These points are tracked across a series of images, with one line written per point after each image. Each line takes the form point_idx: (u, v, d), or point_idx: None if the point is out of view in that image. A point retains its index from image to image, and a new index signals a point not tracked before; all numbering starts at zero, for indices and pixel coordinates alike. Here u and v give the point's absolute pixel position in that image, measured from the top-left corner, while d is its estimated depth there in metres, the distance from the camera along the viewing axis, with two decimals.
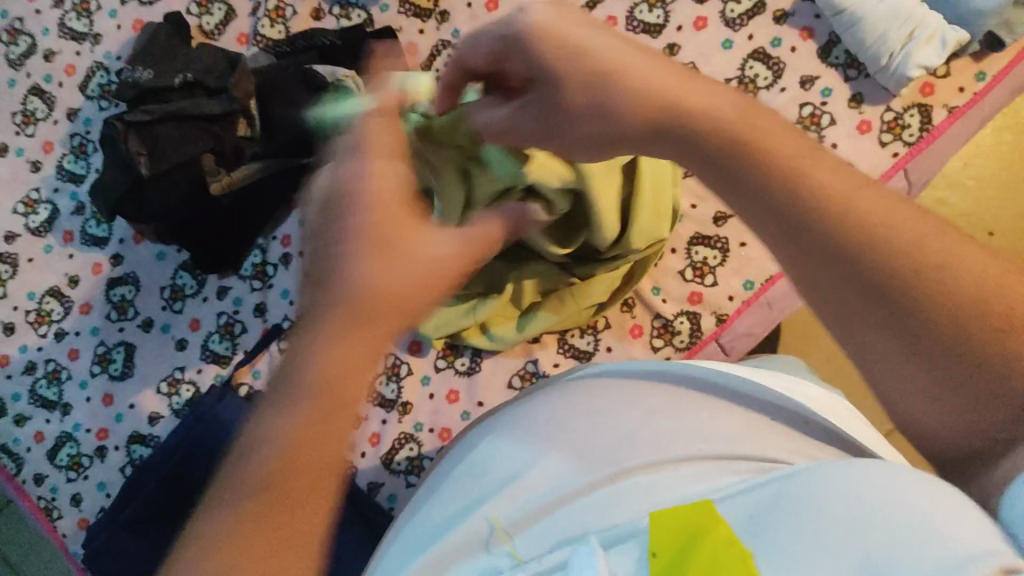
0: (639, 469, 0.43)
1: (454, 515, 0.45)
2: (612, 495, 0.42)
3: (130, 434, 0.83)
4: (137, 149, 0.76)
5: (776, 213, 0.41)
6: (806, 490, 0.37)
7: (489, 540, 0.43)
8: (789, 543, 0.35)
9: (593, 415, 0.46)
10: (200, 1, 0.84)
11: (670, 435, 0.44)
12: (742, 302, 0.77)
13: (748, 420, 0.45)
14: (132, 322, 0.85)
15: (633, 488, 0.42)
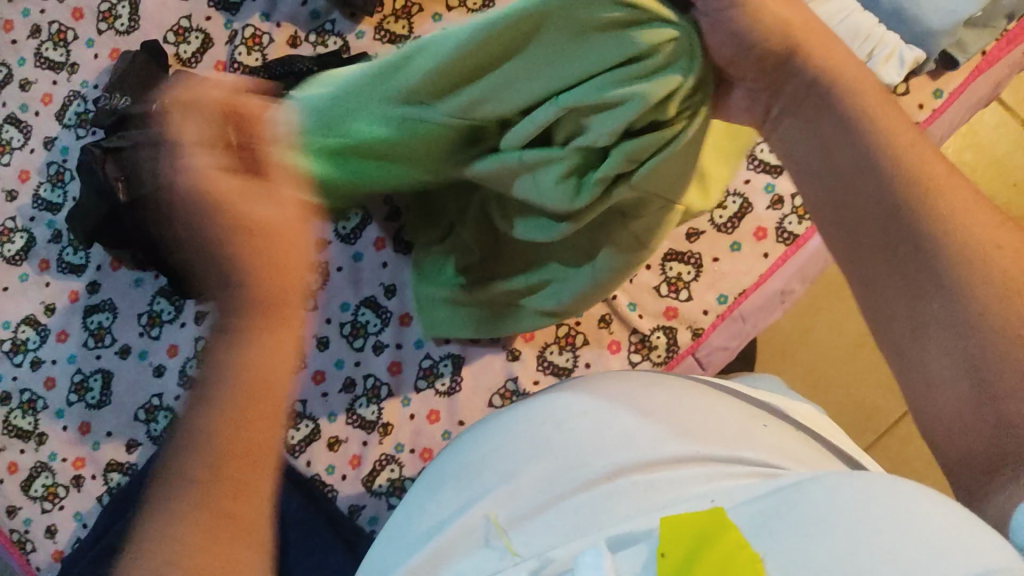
0: (636, 469, 0.42)
1: (452, 512, 0.44)
2: (612, 495, 0.41)
3: (107, 462, 0.83)
4: (115, 175, 0.75)
5: (901, 218, 0.42)
6: (812, 495, 0.36)
7: (486, 536, 0.42)
8: (794, 544, 0.34)
9: (593, 414, 0.45)
10: (177, 30, 0.85)
11: (675, 437, 0.43)
12: (717, 315, 0.79)
13: (744, 422, 0.44)
14: (109, 349, 0.84)
15: (631, 488, 0.41)
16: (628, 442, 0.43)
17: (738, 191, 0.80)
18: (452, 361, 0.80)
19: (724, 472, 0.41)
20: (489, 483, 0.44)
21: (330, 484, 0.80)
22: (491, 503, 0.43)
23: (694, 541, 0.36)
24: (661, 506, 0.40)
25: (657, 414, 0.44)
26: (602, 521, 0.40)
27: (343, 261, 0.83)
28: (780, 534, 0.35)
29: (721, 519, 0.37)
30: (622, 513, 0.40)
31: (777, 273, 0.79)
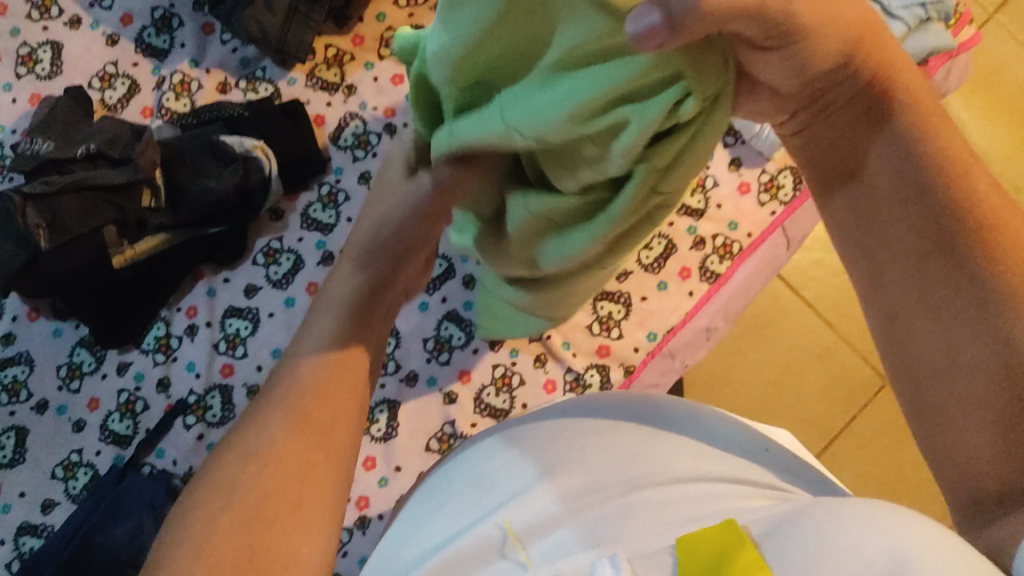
0: (649, 487, 0.44)
1: (460, 529, 0.44)
2: (626, 511, 0.43)
3: (20, 525, 0.78)
4: (36, 221, 0.72)
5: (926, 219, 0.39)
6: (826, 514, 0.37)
7: (500, 547, 0.43)
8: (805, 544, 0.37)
9: (604, 432, 0.47)
10: (102, 75, 0.84)
11: (682, 462, 0.46)
12: (647, 352, 0.81)
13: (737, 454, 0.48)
14: (24, 404, 0.80)
15: (647, 503, 0.43)
16: (638, 462, 0.46)
17: (662, 233, 0.83)
18: (388, 406, 0.80)
19: (732, 493, 0.44)
20: (496, 498, 0.45)
21: None
22: (504, 513, 0.44)
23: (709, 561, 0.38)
24: (675, 524, 0.42)
25: (661, 438, 0.48)
26: (617, 537, 0.42)
27: (275, 306, 0.82)
28: (795, 555, 0.37)
29: (734, 538, 0.39)
30: (640, 533, 0.42)
31: (702, 311, 0.82)
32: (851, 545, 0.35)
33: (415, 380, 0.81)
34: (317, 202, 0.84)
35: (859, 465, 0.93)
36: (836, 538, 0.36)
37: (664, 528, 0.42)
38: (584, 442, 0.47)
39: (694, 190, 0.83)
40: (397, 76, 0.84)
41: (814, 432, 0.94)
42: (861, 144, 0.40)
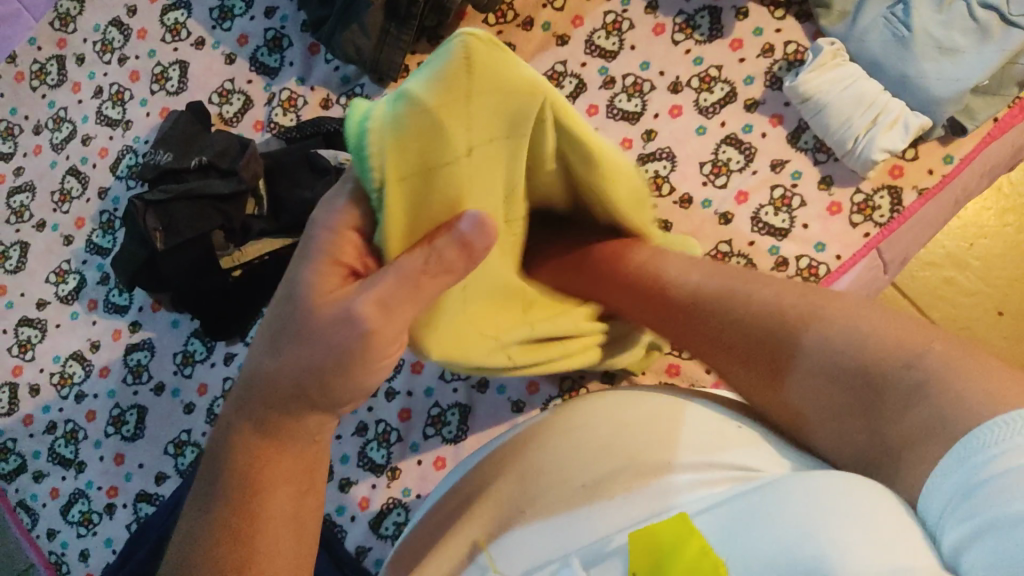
0: (618, 485, 0.51)
1: (462, 531, 0.55)
2: (591, 514, 0.50)
3: (138, 492, 0.88)
4: (154, 226, 0.82)
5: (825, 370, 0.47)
6: (776, 499, 0.43)
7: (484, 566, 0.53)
8: (756, 541, 0.42)
9: (571, 433, 0.53)
10: (221, 92, 0.92)
11: (637, 459, 0.51)
12: (720, 375, 0.79)
13: (718, 435, 0.50)
14: (145, 385, 0.90)
15: (614, 500, 0.50)
16: (594, 467, 0.51)
17: (741, 252, 0.80)
18: (458, 410, 0.83)
19: (705, 479, 0.48)
20: (485, 511, 0.54)
21: (340, 524, 0.84)
22: (479, 532, 0.54)
23: (663, 548, 0.45)
24: (640, 518, 0.49)
25: (621, 432, 0.52)
26: (580, 532, 0.50)
27: None
28: (739, 547, 0.43)
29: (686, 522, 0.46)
30: (599, 525, 0.50)
31: None
32: (775, 528, 0.42)
33: (486, 387, 0.83)
34: None
35: None
36: (775, 516, 0.43)
37: (624, 524, 0.49)
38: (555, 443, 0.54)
39: (777, 209, 0.80)
40: None
41: None
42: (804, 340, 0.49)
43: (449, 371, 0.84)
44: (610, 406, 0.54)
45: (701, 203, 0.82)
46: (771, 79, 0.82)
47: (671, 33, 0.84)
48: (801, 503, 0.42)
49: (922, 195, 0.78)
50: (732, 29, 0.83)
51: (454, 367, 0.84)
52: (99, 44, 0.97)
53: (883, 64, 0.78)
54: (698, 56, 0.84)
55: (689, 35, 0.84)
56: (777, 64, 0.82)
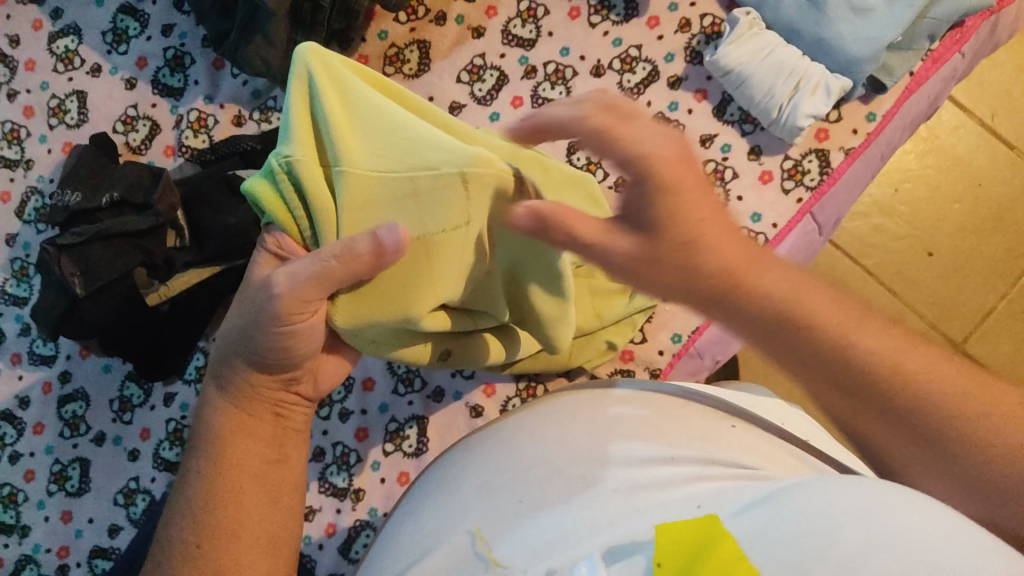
0: (619, 473, 0.47)
1: (432, 535, 0.48)
2: (588, 497, 0.46)
3: (91, 548, 0.84)
4: (70, 270, 0.77)
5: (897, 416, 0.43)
6: (797, 505, 0.40)
7: (472, 551, 0.45)
8: (786, 539, 0.39)
9: (564, 426, 0.51)
10: (124, 119, 0.87)
11: (647, 445, 0.48)
12: (673, 354, 0.80)
13: (711, 429, 0.50)
14: (85, 437, 0.86)
15: (615, 492, 0.46)
16: (599, 446, 0.49)
17: None
18: (417, 422, 0.81)
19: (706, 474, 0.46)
20: (468, 502, 0.48)
21: (308, 553, 0.81)
22: (475, 520, 0.46)
23: (693, 548, 0.40)
24: (643, 508, 0.44)
25: (626, 419, 0.51)
26: (582, 528, 0.44)
27: None
28: (769, 543, 0.39)
29: (719, 525, 0.41)
30: (596, 523, 0.44)
31: None
32: (808, 524, 0.39)
33: (442, 395, 0.82)
34: None
35: None
36: (816, 519, 0.39)
37: (628, 512, 0.44)
38: (545, 436, 0.50)
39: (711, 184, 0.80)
40: None
41: None
42: (631, 197, 0.46)
43: (402, 385, 0.83)
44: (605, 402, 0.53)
45: None
46: (691, 54, 0.81)
47: (588, 15, 0.83)
48: (816, 502, 0.40)
49: (850, 155, 0.79)
50: (648, 7, 0.82)
51: (407, 380, 0.82)
52: None
53: (799, 28, 0.78)
54: (617, 37, 0.82)
55: (605, 17, 0.83)
56: (696, 38, 0.81)
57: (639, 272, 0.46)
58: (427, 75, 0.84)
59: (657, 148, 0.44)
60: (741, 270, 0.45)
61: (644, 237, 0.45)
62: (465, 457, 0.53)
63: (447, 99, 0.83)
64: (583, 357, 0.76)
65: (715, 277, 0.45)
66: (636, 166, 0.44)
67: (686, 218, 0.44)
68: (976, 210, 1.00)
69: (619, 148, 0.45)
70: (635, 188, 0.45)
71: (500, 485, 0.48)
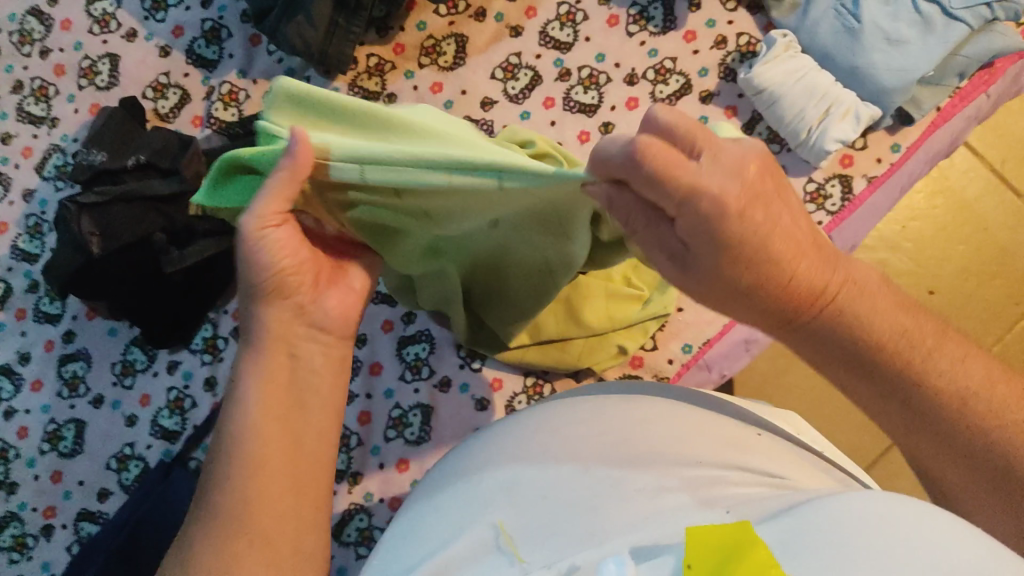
0: (645, 470, 0.45)
1: (447, 528, 0.45)
2: (613, 498, 0.43)
3: (78, 511, 0.83)
4: (89, 229, 0.77)
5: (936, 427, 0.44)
6: (835, 515, 0.37)
7: (493, 543, 0.43)
8: (822, 546, 0.36)
9: (588, 422, 0.49)
10: (155, 86, 0.87)
11: (672, 448, 0.46)
12: (682, 364, 0.80)
13: (740, 440, 0.48)
14: (83, 398, 0.85)
15: (640, 490, 0.43)
16: (619, 446, 0.47)
17: None
18: (421, 411, 0.81)
19: (735, 478, 0.44)
20: (486, 497, 0.46)
21: None
22: (498, 513, 0.44)
23: (724, 554, 0.36)
24: (669, 508, 0.42)
25: (649, 418, 0.49)
26: (605, 524, 0.42)
27: None
28: (807, 550, 0.36)
29: (751, 530, 0.37)
30: (618, 519, 0.42)
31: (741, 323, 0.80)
32: (847, 533, 0.36)
33: (448, 386, 0.81)
34: None
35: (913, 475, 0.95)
36: (855, 529, 0.36)
37: (655, 513, 0.42)
38: (570, 432, 0.49)
39: None
40: (436, 83, 0.85)
41: (866, 440, 0.95)
42: (676, 228, 0.39)
43: (409, 372, 0.82)
44: (631, 403, 0.51)
45: None
46: (724, 71, 0.82)
47: (625, 24, 0.84)
48: (853, 515, 0.37)
49: (871, 184, 0.80)
50: (685, 21, 0.83)
51: (415, 368, 0.82)
52: (15, 35, 0.90)
53: (834, 55, 0.79)
54: (653, 48, 0.83)
55: (643, 27, 0.84)
56: (730, 55, 0.82)
57: (723, 282, 0.41)
58: (462, 69, 0.85)
59: (739, 159, 0.38)
60: (828, 292, 0.43)
61: (712, 268, 0.40)
62: (481, 447, 0.51)
63: (480, 95, 0.84)
64: (593, 359, 0.76)
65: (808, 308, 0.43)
66: (690, 207, 0.37)
67: (768, 246, 0.39)
68: (977, 254, 0.99)
69: (642, 202, 0.38)
70: (668, 227, 0.39)
71: (518, 484, 0.46)
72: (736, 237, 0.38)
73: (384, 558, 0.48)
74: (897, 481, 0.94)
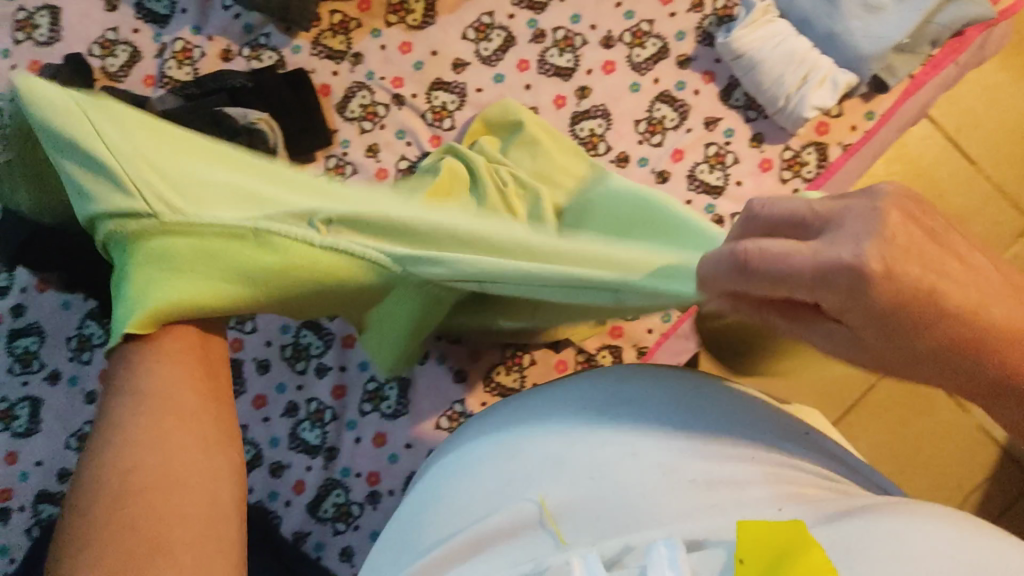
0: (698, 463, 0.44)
1: (489, 492, 0.45)
2: (663, 488, 0.43)
3: (38, 493, 0.80)
4: (40, 198, 0.71)
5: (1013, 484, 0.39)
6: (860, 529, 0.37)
7: (537, 520, 0.43)
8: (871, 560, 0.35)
9: (632, 405, 0.48)
10: (103, 42, 0.81)
11: (722, 443, 0.46)
12: (660, 334, 0.81)
13: (783, 430, 0.48)
14: (37, 375, 0.81)
15: (694, 484, 0.42)
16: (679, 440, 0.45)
17: None
18: (397, 383, 0.80)
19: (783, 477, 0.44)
20: (529, 471, 0.45)
21: (273, 510, 0.78)
22: (543, 488, 0.44)
23: (778, 551, 0.36)
24: (721, 506, 0.41)
25: (706, 409, 0.48)
26: (661, 511, 0.41)
27: None
28: (868, 557, 0.35)
29: (804, 528, 0.37)
30: (675, 508, 0.41)
31: None
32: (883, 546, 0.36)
33: (425, 357, 0.80)
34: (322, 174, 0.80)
35: (872, 436, 0.98)
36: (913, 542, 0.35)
37: (707, 508, 0.41)
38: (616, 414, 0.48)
39: (712, 166, 0.79)
40: (405, 43, 0.81)
41: (829, 404, 0.98)
42: (858, 333, 0.34)
43: None
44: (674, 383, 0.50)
45: (639, 161, 0.79)
46: (702, 35, 0.81)
47: None
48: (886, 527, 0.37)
49: (846, 152, 0.80)
50: None
51: None
52: None
53: (812, 21, 0.78)
54: (629, 10, 0.81)
55: None
56: (708, 19, 0.81)
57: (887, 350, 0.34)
58: (432, 28, 0.81)
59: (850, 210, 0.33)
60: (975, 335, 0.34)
61: (882, 337, 0.34)
62: (525, 415, 0.50)
63: (452, 56, 0.81)
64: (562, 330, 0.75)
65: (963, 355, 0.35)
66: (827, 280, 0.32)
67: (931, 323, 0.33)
68: None
69: (773, 301, 0.36)
70: (835, 328, 0.35)
71: (565, 458, 0.45)
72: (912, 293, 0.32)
73: (399, 535, 0.48)
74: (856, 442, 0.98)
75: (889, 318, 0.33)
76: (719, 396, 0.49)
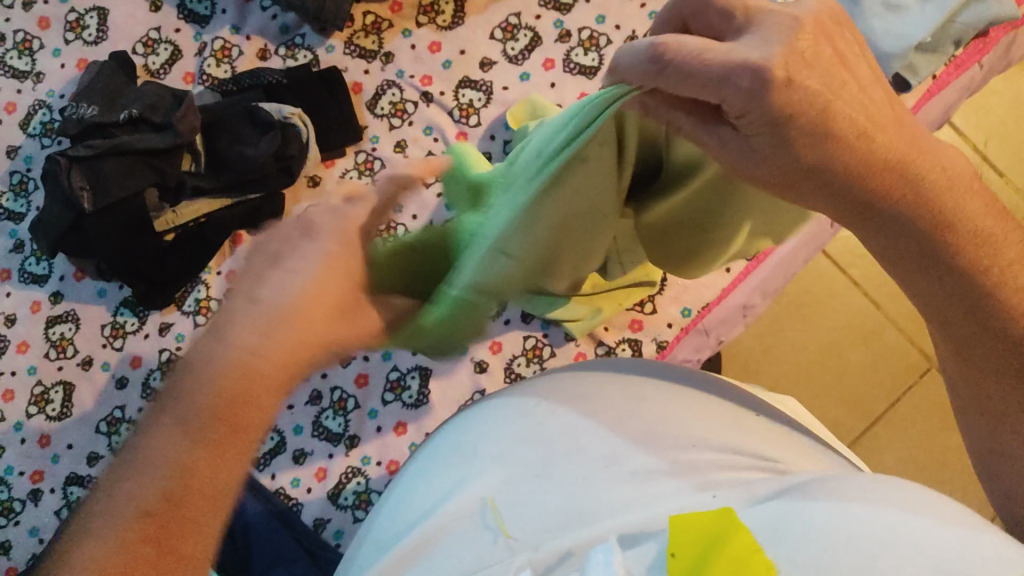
0: (641, 459, 0.47)
1: (443, 490, 0.49)
2: (601, 483, 0.46)
3: (67, 475, 0.82)
4: (80, 183, 0.75)
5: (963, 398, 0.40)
6: (817, 511, 0.40)
7: (480, 514, 0.46)
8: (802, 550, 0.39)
9: (586, 400, 0.50)
10: (146, 41, 0.85)
11: (671, 432, 0.48)
12: (680, 328, 0.81)
13: (737, 415, 0.51)
14: (71, 360, 0.83)
15: (631, 476, 0.46)
16: (618, 427, 0.48)
17: None
18: (419, 373, 0.81)
19: (728, 466, 0.46)
20: (478, 466, 0.48)
21: (296, 497, 0.79)
22: (487, 487, 0.47)
23: (707, 538, 0.41)
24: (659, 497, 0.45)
25: (648, 402, 0.50)
26: (600, 505, 0.45)
27: None
28: (794, 552, 0.39)
29: (732, 517, 0.42)
30: (611, 501, 0.45)
31: (738, 288, 0.82)
32: (836, 534, 0.39)
33: None
34: (352, 169, 0.83)
35: (894, 448, 0.97)
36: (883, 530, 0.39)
37: (644, 499, 0.45)
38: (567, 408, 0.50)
39: None
40: (434, 43, 0.84)
41: (852, 415, 0.97)
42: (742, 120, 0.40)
43: None
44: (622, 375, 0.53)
45: None
46: None
47: None
48: (844, 511, 0.40)
49: None
50: None
51: None
52: None
53: None
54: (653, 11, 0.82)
55: None
56: None
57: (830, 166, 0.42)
58: (460, 29, 0.84)
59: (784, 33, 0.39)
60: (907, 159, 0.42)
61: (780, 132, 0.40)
62: (478, 414, 0.53)
63: (479, 55, 0.83)
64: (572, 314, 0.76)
65: (894, 196, 0.41)
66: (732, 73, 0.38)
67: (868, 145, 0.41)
68: None
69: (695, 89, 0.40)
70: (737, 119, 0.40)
71: (507, 455, 0.48)
72: (793, 105, 0.38)
73: (376, 517, 0.52)
74: (879, 453, 0.96)
75: (777, 125, 0.39)
76: (670, 387, 0.52)
